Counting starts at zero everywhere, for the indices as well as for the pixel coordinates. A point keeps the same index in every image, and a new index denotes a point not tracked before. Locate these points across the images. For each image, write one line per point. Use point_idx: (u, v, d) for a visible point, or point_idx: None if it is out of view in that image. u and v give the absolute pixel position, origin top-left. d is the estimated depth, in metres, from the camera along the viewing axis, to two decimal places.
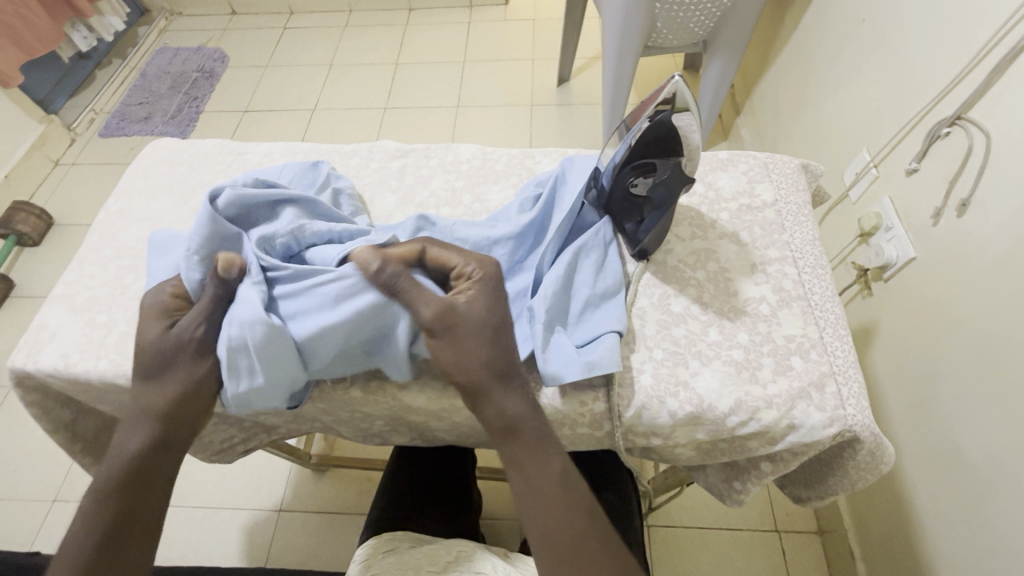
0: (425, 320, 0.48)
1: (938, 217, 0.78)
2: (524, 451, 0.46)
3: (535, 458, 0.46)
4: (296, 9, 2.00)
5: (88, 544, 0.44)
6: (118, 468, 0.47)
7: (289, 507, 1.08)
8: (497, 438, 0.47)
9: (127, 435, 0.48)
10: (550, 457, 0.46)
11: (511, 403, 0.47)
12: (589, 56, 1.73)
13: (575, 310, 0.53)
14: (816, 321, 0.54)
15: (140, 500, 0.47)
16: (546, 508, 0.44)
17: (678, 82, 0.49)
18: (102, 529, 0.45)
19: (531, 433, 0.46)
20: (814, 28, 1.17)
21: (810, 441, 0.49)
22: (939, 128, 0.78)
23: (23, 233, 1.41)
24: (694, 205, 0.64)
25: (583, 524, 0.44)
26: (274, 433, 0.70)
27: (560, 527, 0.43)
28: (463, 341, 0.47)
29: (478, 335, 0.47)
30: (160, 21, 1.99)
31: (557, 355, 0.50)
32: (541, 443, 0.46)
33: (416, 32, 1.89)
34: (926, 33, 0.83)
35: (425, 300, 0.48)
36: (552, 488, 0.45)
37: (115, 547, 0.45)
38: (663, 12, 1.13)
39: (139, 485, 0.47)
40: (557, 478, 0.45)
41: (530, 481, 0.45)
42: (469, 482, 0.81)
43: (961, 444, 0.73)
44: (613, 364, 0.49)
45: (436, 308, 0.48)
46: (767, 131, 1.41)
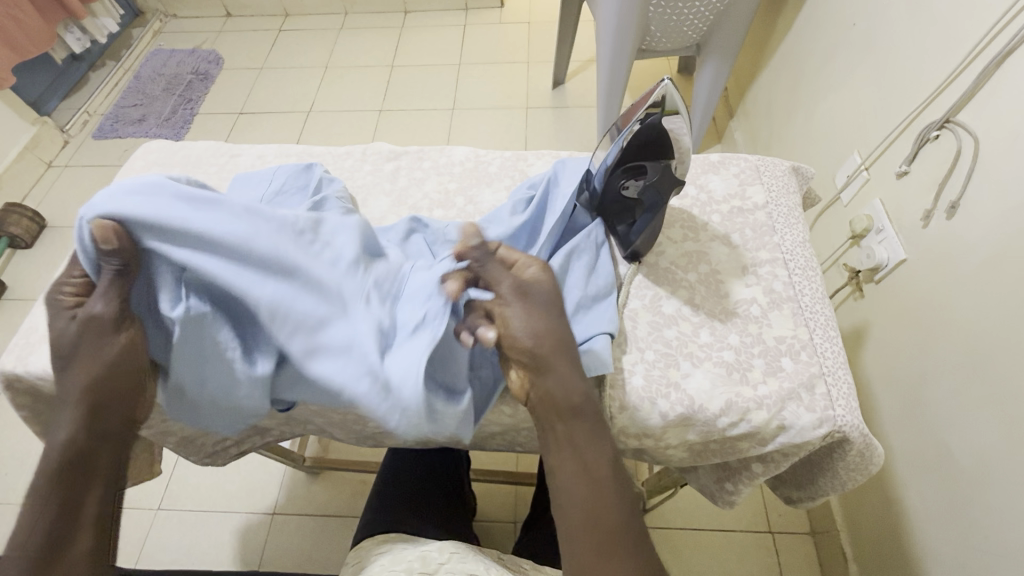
0: (501, 291, 0.49)
1: (928, 219, 0.78)
2: (580, 433, 0.46)
3: (591, 443, 0.46)
4: (291, 12, 2.00)
5: (35, 538, 0.41)
6: (61, 457, 0.44)
7: (283, 510, 1.07)
8: (552, 417, 0.46)
9: (65, 421, 0.45)
10: (605, 443, 0.46)
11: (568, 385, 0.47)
12: (583, 59, 1.73)
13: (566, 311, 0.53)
14: (807, 322, 0.55)
15: (86, 490, 0.44)
16: (597, 493, 0.44)
17: (668, 85, 0.50)
18: (48, 521, 0.42)
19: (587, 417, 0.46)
20: (806, 32, 1.18)
21: (800, 442, 0.49)
22: (928, 131, 0.79)
23: (16, 235, 1.40)
24: (686, 207, 0.64)
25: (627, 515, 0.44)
26: (267, 435, 0.70)
27: (608, 513, 0.43)
28: (532, 315, 0.48)
29: (545, 316, 0.49)
30: (154, 22, 1.99)
31: None
32: (594, 429, 0.46)
33: (411, 35, 1.89)
34: (915, 37, 0.84)
35: (504, 275, 0.50)
36: (603, 474, 0.45)
37: (62, 540, 0.42)
38: (657, 15, 1.13)
39: (82, 475, 0.45)
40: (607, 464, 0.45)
41: (583, 462, 0.45)
42: (463, 484, 0.81)
43: (951, 444, 0.73)
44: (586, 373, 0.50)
45: (510, 284, 0.49)
46: (760, 134, 1.42)
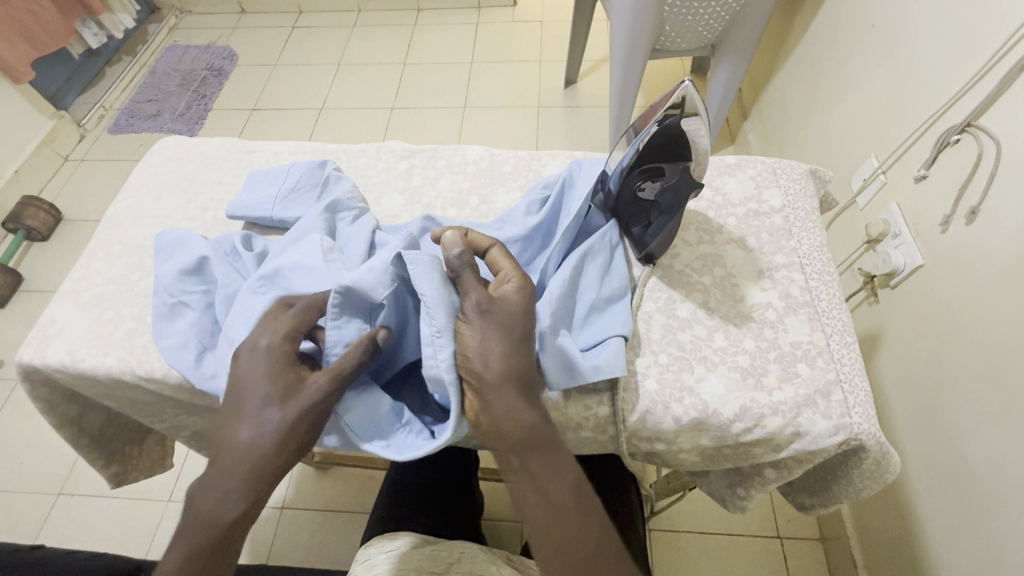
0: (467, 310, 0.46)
1: (946, 224, 0.77)
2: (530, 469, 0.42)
3: (549, 469, 0.42)
4: (305, 9, 2.01)
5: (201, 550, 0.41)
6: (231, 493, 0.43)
7: (292, 505, 1.08)
8: (506, 444, 0.43)
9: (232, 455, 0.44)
10: (566, 465, 0.43)
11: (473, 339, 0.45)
12: (596, 58, 1.73)
13: (580, 312, 0.53)
14: (823, 328, 0.54)
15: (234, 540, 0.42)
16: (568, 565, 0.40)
17: (688, 87, 0.49)
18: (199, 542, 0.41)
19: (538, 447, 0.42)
20: (824, 34, 1.17)
21: (815, 449, 0.49)
22: (948, 134, 0.77)
23: (32, 227, 1.42)
24: (702, 210, 0.63)
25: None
26: None
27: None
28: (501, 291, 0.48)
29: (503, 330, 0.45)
30: (169, 18, 2.01)
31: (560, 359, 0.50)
32: (551, 449, 0.43)
33: (423, 32, 1.89)
34: (936, 39, 0.83)
35: (472, 285, 0.47)
36: (561, 519, 0.41)
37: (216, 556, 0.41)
38: (672, 15, 1.12)
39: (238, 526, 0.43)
40: (574, 524, 0.41)
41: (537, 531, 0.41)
42: (472, 482, 0.82)
43: (965, 450, 0.72)
44: (572, 378, 0.49)
45: (477, 299, 0.46)
46: (774, 135, 1.40)
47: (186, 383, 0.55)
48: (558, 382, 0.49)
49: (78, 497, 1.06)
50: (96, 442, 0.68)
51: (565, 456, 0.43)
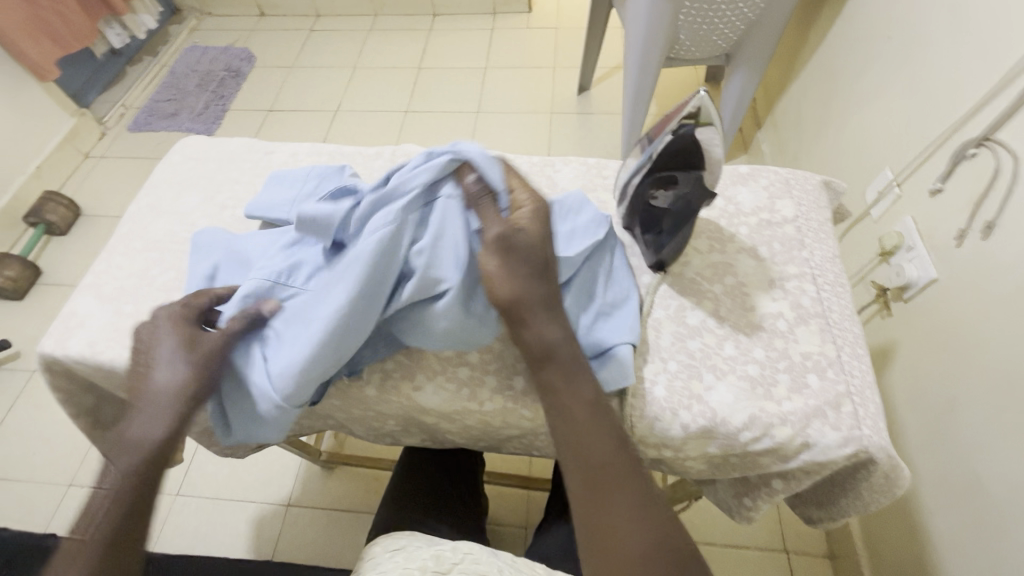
0: (488, 238, 0.50)
1: (961, 239, 0.77)
2: (555, 394, 0.47)
3: (572, 387, 0.47)
4: (323, 13, 2.04)
5: None
6: None
7: (298, 503, 1.09)
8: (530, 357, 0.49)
9: None
10: (583, 386, 0.47)
11: (503, 283, 0.49)
12: (610, 66, 1.74)
13: (585, 321, 0.53)
14: (835, 339, 0.54)
15: None
16: (596, 484, 0.43)
17: (703, 96, 0.49)
18: None
19: (562, 376, 0.48)
20: (840, 44, 1.17)
21: (824, 461, 0.49)
22: (965, 148, 0.77)
23: (52, 222, 1.46)
24: (714, 219, 0.63)
25: (638, 522, 0.42)
26: (287, 429, 0.75)
27: (620, 512, 0.42)
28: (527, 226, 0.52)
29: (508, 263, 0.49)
30: (191, 20, 2.05)
31: None
32: (578, 369, 0.48)
33: (438, 37, 1.91)
34: (955, 51, 0.82)
35: (491, 221, 0.51)
36: (584, 439, 0.45)
37: None
38: (687, 24, 1.13)
39: None
40: (596, 445, 0.45)
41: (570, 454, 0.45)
42: (476, 484, 0.82)
43: (978, 467, 0.72)
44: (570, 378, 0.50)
45: (498, 229, 0.51)
46: (788, 146, 1.40)
47: None
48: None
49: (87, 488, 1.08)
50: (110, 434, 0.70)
51: (585, 376, 0.48)
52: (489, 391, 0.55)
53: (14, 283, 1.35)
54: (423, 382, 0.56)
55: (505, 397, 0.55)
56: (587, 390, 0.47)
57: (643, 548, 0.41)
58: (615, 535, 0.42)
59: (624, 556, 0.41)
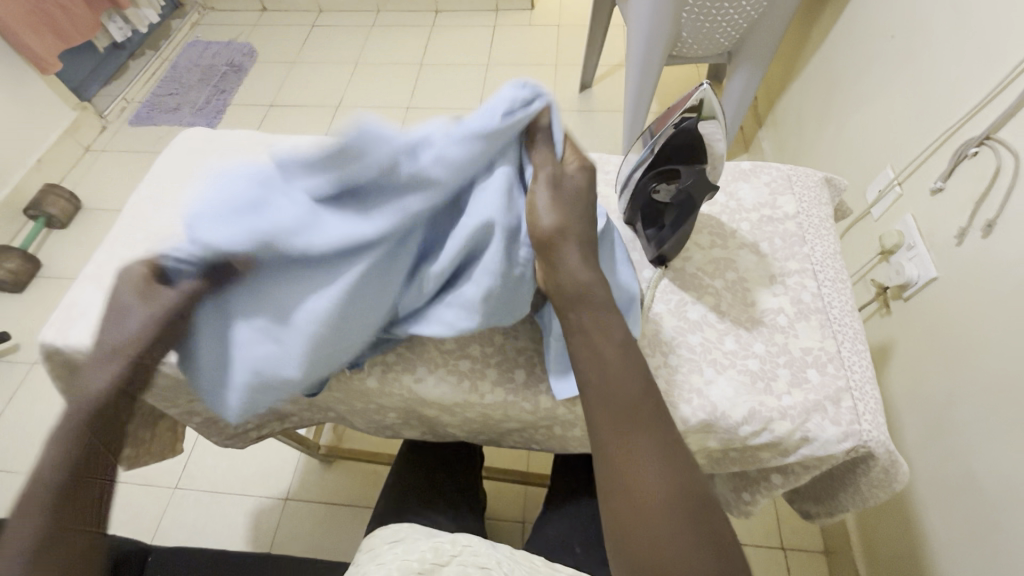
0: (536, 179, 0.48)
1: (961, 238, 0.77)
2: (588, 333, 0.45)
3: (600, 327, 0.46)
4: (325, 8, 2.04)
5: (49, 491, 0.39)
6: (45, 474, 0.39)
7: (296, 496, 1.09)
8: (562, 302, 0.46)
9: None
10: (613, 325, 0.46)
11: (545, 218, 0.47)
12: (611, 64, 1.74)
13: None
14: (835, 335, 0.54)
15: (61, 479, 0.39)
16: (622, 424, 0.43)
17: (706, 90, 0.50)
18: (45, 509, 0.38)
19: (596, 321, 0.46)
20: (842, 44, 1.17)
21: (822, 455, 0.49)
22: (966, 147, 0.77)
23: (53, 215, 1.46)
24: (715, 214, 0.64)
25: (661, 461, 0.42)
26: (286, 421, 0.75)
27: (648, 455, 0.41)
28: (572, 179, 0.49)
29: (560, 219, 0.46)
30: (193, 15, 2.05)
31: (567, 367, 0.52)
32: (607, 319, 0.46)
33: (440, 34, 1.91)
34: (957, 51, 0.83)
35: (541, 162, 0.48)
36: (613, 380, 0.44)
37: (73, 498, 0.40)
38: (690, 21, 1.13)
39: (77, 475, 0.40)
40: (627, 386, 0.44)
41: (599, 393, 0.44)
42: (475, 478, 0.82)
43: (975, 464, 0.72)
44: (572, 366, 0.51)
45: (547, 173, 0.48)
46: (789, 145, 1.40)
47: None
48: (564, 391, 0.52)
49: None
50: None
51: (617, 322, 0.46)
52: (490, 384, 0.55)
53: (14, 276, 1.35)
54: (424, 374, 0.56)
55: (506, 390, 0.55)
56: (618, 335, 0.46)
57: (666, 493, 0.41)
58: (636, 476, 0.41)
59: (645, 495, 0.40)
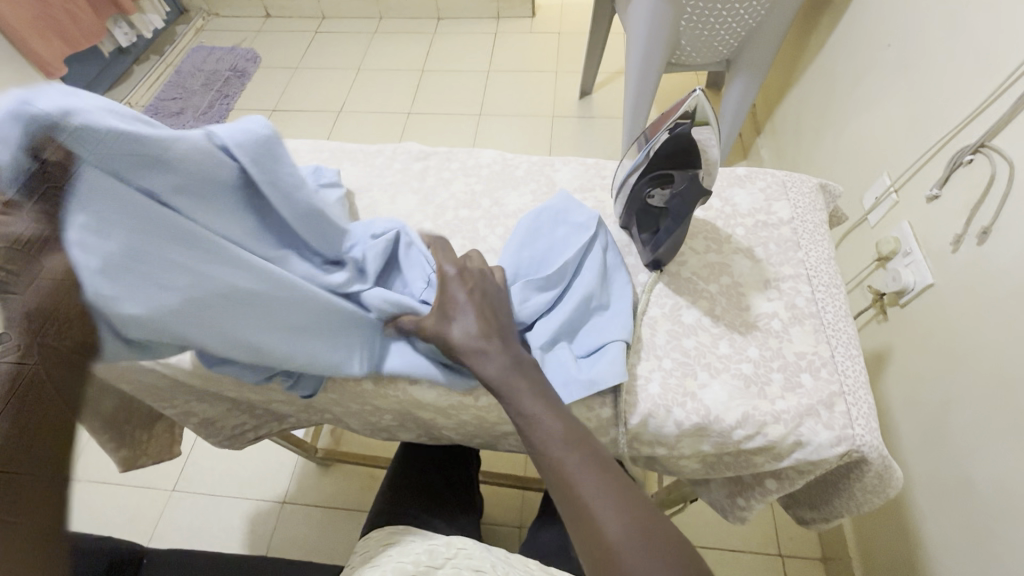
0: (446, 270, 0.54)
1: (957, 244, 0.77)
2: (507, 405, 0.47)
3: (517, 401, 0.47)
4: (328, 15, 2.06)
5: None
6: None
7: (293, 500, 1.09)
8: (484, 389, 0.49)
9: None
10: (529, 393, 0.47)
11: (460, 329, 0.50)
12: (611, 71, 1.75)
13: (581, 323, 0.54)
14: (829, 340, 0.54)
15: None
16: (562, 485, 0.43)
17: (700, 96, 0.50)
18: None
19: (508, 386, 0.47)
20: (839, 52, 1.18)
21: (816, 460, 0.49)
22: (961, 155, 0.78)
23: None
24: (710, 219, 0.64)
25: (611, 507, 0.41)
26: (283, 423, 0.76)
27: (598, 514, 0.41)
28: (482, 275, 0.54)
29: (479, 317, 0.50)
30: (197, 20, 2.07)
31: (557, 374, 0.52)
32: (513, 386, 0.47)
33: (442, 40, 1.93)
34: (953, 60, 0.83)
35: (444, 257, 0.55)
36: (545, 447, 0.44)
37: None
38: (688, 29, 1.14)
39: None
40: (553, 453, 0.44)
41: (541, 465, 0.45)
42: (472, 481, 0.82)
43: (972, 472, 0.72)
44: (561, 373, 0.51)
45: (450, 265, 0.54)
46: (787, 152, 1.41)
47: (200, 365, 0.57)
48: None
49: None
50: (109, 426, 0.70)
51: (526, 386, 0.47)
52: (485, 387, 0.56)
53: None
54: (420, 376, 0.56)
55: None
56: (529, 400, 0.46)
57: (619, 528, 0.40)
58: (592, 529, 0.40)
59: (605, 545, 0.40)
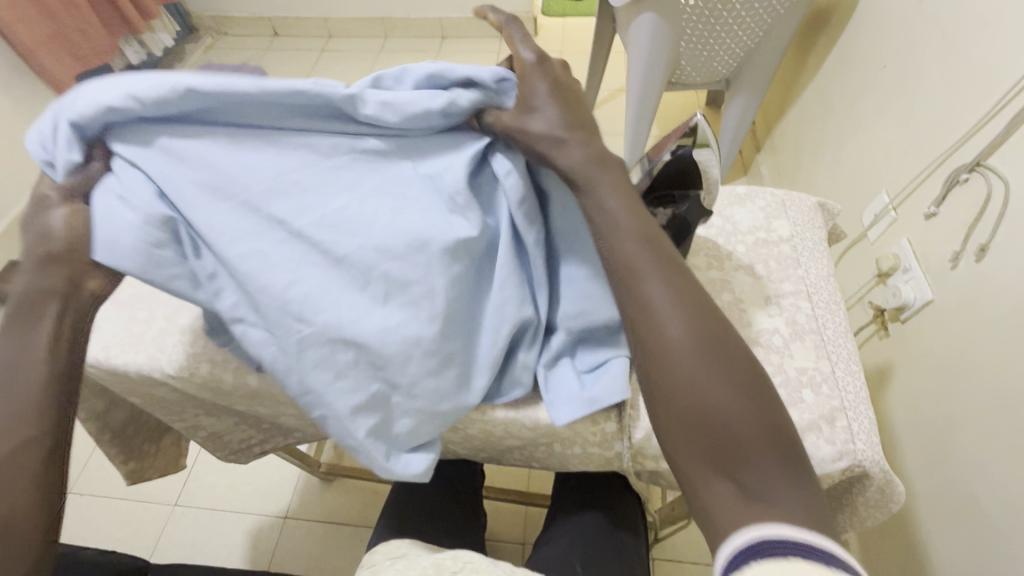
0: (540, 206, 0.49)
1: (956, 261, 0.79)
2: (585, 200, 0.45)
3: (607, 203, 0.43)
4: (334, 34, 2.10)
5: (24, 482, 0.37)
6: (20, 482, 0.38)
7: (296, 514, 1.09)
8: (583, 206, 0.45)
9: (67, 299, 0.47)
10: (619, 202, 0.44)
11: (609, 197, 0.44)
12: (613, 89, 1.78)
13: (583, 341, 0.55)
14: (829, 355, 0.55)
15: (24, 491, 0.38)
16: (631, 277, 0.41)
17: (701, 119, 0.52)
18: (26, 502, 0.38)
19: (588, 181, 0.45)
20: (836, 72, 1.21)
21: (818, 474, 0.49)
22: (958, 173, 0.79)
23: None
24: (712, 237, 0.65)
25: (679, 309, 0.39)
26: (289, 438, 0.76)
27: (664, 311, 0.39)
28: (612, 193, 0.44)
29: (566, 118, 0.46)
30: (206, 39, 2.11)
31: (563, 394, 0.53)
32: (595, 186, 0.44)
33: (445, 59, 1.97)
34: (948, 81, 0.85)
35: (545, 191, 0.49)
36: (621, 237, 0.42)
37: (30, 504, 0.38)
38: (688, 50, 1.17)
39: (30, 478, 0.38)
40: (629, 246, 0.41)
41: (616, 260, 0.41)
42: (476, 495, 0.83)
43: (976, 488, 0.72)
44: (562, 392, 0.53)
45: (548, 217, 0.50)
46: (787, 168, 1.43)
47: (212, 380, 0.58)
48: (562, 415, 0.52)
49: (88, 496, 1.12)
50: (118, 438, 0.71)
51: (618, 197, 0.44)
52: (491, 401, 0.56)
53: None
54: None
55: (507, 407, 0.56)
56: (614, 203, 0.44)
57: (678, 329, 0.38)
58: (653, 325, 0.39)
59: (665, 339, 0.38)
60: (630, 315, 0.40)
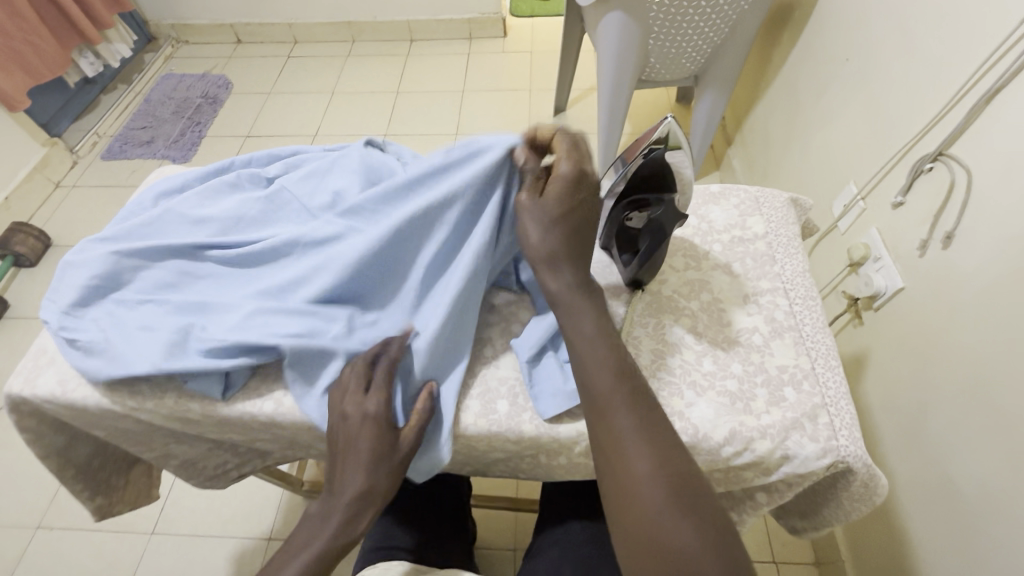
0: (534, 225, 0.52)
1: (923, 249, 0.80)
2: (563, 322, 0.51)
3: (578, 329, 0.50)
4: (300, 39, 2.06)
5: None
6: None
7: (280, 535, 1.06)
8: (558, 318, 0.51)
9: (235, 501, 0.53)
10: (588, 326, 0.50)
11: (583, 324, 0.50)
12: (584, 88, 1.78)
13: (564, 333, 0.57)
14: (808, 351, 0.55)
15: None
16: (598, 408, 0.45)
17: (671, 122, 0.50)
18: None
19: (567, 306, 0.51)
20: (801, 66, 1.22)
21: (803, 472, 0.50)
22: (921, 163, 0.81)
23: (20, 253, 1.42)
24: (688, 237, 0.65)
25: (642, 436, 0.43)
26: (266, 460, 0.74)
27: (631, 442, 0.43)
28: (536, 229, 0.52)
29: (561, 242, 0.51)
30: (166, 48, 2.05)
31: (544, 388, 0.55)
32: (574, 310, 0.50)
33: (415, 62, 1.94)
34: (908, 74, 0.87)
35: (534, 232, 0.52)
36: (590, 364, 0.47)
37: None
38: (656, 47, 1.18)
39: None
40: (607, 394, 0.45)
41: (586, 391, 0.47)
42: (462, 509, 0.81)
43: (953, 471, 0.73)
44: (546, 383, 0.55)
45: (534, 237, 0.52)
46: (757, 162, 1.45)
47: (179, 410, 0.56)
48: (547, 408, 0.53)
49: (58, 529, 1.07)
50: (82, 473, 0.67)
51: (586, 318, 0.50)
52: (472, 416, 0.55)
53: None
54: None
55: (489, 421, 0.55)
56: (590, 330, 0.49)
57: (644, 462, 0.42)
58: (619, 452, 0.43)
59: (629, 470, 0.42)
60: (601, 442, 0.44)
